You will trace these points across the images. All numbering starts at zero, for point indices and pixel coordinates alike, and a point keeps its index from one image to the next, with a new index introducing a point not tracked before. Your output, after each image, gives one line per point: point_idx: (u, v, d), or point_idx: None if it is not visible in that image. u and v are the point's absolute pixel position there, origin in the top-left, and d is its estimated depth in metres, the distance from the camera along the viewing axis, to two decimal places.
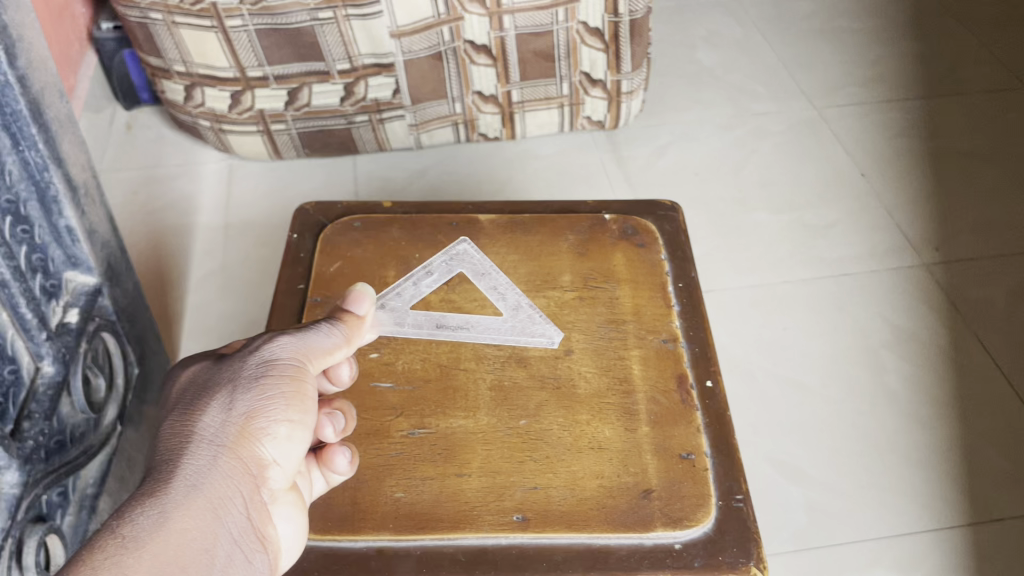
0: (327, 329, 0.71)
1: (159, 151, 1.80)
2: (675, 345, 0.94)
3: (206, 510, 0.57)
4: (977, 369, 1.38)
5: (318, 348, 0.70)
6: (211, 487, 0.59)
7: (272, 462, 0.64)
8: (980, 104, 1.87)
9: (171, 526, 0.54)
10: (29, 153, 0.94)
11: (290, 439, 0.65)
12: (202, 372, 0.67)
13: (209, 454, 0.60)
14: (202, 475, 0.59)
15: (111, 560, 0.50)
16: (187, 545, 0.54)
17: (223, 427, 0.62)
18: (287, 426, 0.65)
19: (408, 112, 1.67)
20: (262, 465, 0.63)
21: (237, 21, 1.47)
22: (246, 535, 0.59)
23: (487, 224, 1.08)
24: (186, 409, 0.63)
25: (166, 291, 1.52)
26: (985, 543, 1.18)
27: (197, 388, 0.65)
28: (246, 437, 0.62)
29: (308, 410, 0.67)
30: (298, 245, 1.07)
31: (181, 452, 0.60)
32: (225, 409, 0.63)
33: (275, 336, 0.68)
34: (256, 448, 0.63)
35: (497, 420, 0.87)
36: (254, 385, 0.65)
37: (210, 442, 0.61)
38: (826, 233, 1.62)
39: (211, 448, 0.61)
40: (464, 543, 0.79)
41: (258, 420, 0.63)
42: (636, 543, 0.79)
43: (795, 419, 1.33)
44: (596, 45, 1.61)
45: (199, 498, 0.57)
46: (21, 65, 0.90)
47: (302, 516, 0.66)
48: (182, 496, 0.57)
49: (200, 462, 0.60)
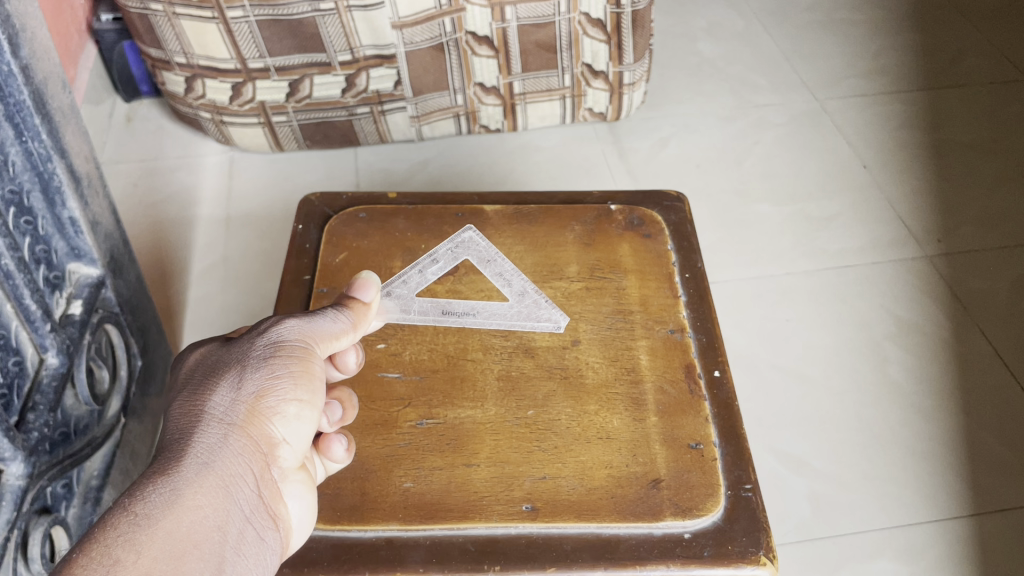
0: (334, 315, 0.71)
1: (158, 142, 1.79)
2: (683, 335, 0.94)
3: (216, 488, 0.57)
4: (979, 360, 1.39)
5: (325, 331, 0.69)
6: (222, 465, 0.58)
7: (282, 441, 0.64)
8: (982, 95, 1.87)
9: (183, 503, 0.54)
10: (33, 143, 0.93)
11: (300, 418, 0.65)
12: (213, 353, 0.67)
13: (220, 433, 0.60)
14: (213, 454, 0.59)
15: (123, 538, 0.50)
16: (199, 522, 0.54)
17: (233, 406, 0.62)
18: (296, 406, 0.64)
19: (410, 104, 1.67)
20: (272, 443, 0.63)
21: (238, 12, 1.46)
22: (257, 512, 0.59)
23: (493, 215, 1.08)
24: (196, 389, 0.63)
25: (168, 284, 1.51)
26: (988, 533, 1.18)
27: (208, 368, 0.65)
28: (256, 416, 0.62)
29: (317, 390, 0.67)
30: (303, 236, 1.06)
31: (192, 430, 0.60)
32: (235, 388, 0.63)
33: (284, 318, 0.68)
34: (266, 427, 0.62)
35: (505, 410, 0.87)
36: (263, 364, 0.64)
37: (220, 420, 0.61)
38: (829, 225, 1.62)
39: (221, 427, 0.60)
40: (474, 533, 0.79)
41: (268, 399, 0.63)
42: (646, 532, 0.79)
43: (799, 410, 1.33)
44: (598, 36, 1.60)
45: (210, 475, 0.57)
46: (24, 54, 0.90)
47: (312, 494, 0.67)
48: (193, 474, 0.57)
49: (211, 440, 0.59)
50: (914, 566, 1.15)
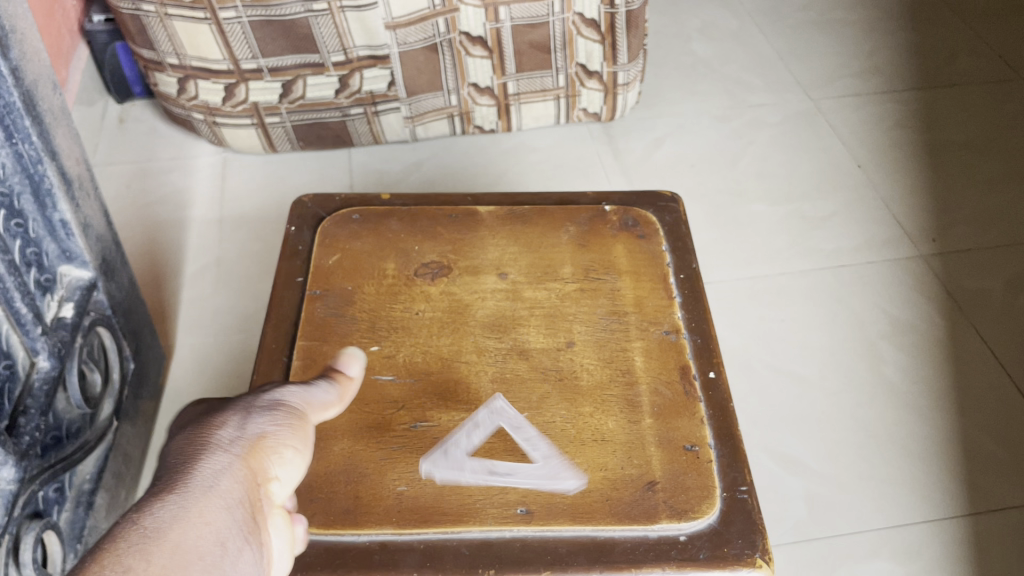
0: (326, 385, 0.72)
1: (151, 143, 1.78)
2: (678, 336, 0.94)
3: (224, 510, 0.53)
4: (974, 359, 1.39)
5: (318, 399, 0.70)
6: (229, 490, 0.54)
7: (281, 486, 0.60)
8: (976, 94, 1.87)
9: (191, 521, 0.50)
10: (23, 146, 0.92)
11: (296, 467, 0.62)
12: (213, 400, 0.63)
13: (224, 459, 0.56)
14: (221, 478, 0.55)
15: (132, 547, 0.46)
16: (206, 541, 0.50)
17: (239, 440, 0.59)
18: (294, 453, 0.62)
19: (404, 105, 1.66)
20: (272, 484, 0.59)
21: (230, 13, 1.45)
22: (258, 547, 0.55)
23: (487, 216, 1.07)
24: (199, 423, 0.59)
25: (161, 286, 1.50)
26: (985, 533, 1.18)
27: (210, 409, 0.62)
28: (261, 453, 0.59)
29: (311, 447, 0.65)
30: (296, 238, 1.06)
31: (198, 456, 0.56)
32: (239, 425, 0.60)
33: (284, 381, 0.68)
34: (268, 467, 0.59)
35: (498, 412, 0.86)
36: (267, 407, 0.63)
37: (224, 449, 0.58)
38: (824, 225, 1.61)
39: (227, 456, 0.57)
40: (468, 536, 0.78)
41: (271, 441, 0.61)
42: (641, 535, 0.79)
43: (794, 410, 1.33)
44: (592, 36, 1.60)
45: (216, 495, 0.53)
46: (14, 56, 0.89)
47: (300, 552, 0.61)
48: (197, 494, 0.52)
49: (217, 466, 0.56)
50: (910, 566, 1.15)
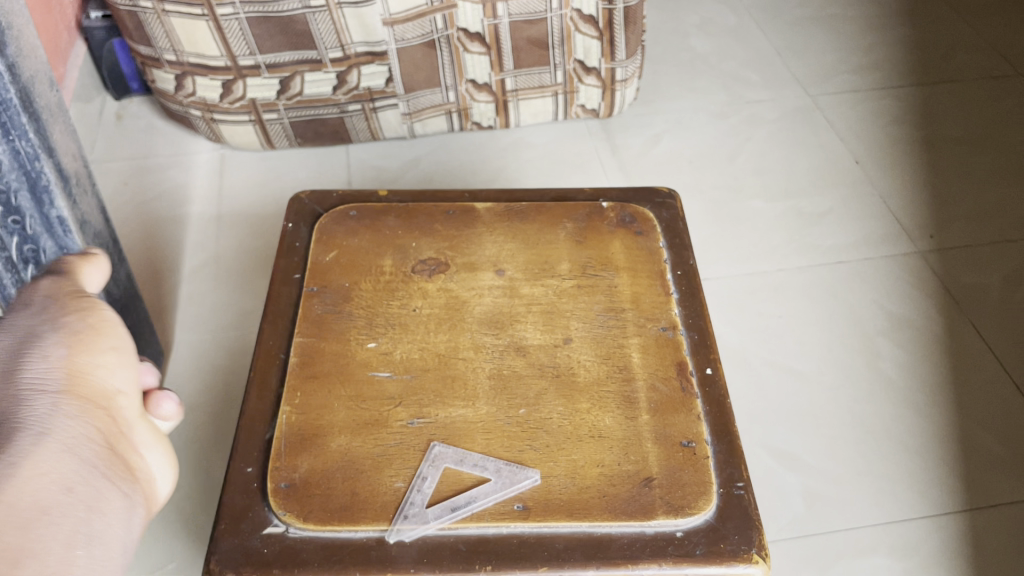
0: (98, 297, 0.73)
1: (148, 140, 1.78)
2: (675, 332, 0.94)
3: (59, 451, 0.56)
4: (972, 355, 1.39)
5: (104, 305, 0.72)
6: (56, 431, 0.58)
7: (117, 394, 0.65)
8: (974, 90, 1.87)
9: (24, 476, 0.53)
10: (21, 142, 0.92)
11: (118, 373, 0.67)
12: None
13: (41, 398, 0.59)
14: (43, 421, 0.58)
15: None
16: (47, 488, 0.53)
17: (45, 373, 0.61)
18: (108, 365, 0.66)
19: (401, 101, 1.66)
20: (106, 398, 0.64)
21: (228, 9, 1.45)
22: (109, 466, 0.60)
23: (484, 212, 1.07)
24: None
25: (159, 282, 1.50)
26: (982, 528, 1.19)
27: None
28: (75, 377, 0.62)
29: (123, 355, 0.69)
30: (293, 235, 1.06)
31: (9, 404, 0.58)
32: (38, 357, 0.62)
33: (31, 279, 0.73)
34: (91, 384, 0.63)
35: (496, 409, 0.87)
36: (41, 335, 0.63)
37: (37, 387, 0.60)
38: (822, 221, 1.61)
39: (45, 395, 0.60)
40: (465, 532, 0.79)
41: (78, 362, 0.64)
42: (638, 531, 0.79)
43: (791, 406, 1.33)
44: (590, 32, 1.60)
45: (50, 441, 0.57)
46: (10, 53, 0.89)
47: (165, 450, 0.68)
48: (31, 442, 0.56)
49: (37, 408, 0.58)
50: (907, 562, 1.15)
